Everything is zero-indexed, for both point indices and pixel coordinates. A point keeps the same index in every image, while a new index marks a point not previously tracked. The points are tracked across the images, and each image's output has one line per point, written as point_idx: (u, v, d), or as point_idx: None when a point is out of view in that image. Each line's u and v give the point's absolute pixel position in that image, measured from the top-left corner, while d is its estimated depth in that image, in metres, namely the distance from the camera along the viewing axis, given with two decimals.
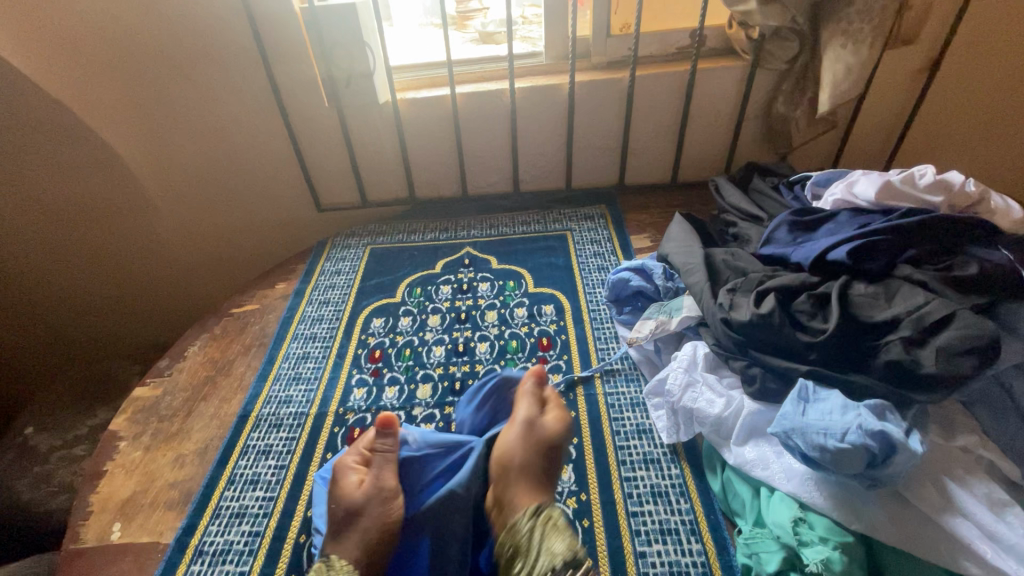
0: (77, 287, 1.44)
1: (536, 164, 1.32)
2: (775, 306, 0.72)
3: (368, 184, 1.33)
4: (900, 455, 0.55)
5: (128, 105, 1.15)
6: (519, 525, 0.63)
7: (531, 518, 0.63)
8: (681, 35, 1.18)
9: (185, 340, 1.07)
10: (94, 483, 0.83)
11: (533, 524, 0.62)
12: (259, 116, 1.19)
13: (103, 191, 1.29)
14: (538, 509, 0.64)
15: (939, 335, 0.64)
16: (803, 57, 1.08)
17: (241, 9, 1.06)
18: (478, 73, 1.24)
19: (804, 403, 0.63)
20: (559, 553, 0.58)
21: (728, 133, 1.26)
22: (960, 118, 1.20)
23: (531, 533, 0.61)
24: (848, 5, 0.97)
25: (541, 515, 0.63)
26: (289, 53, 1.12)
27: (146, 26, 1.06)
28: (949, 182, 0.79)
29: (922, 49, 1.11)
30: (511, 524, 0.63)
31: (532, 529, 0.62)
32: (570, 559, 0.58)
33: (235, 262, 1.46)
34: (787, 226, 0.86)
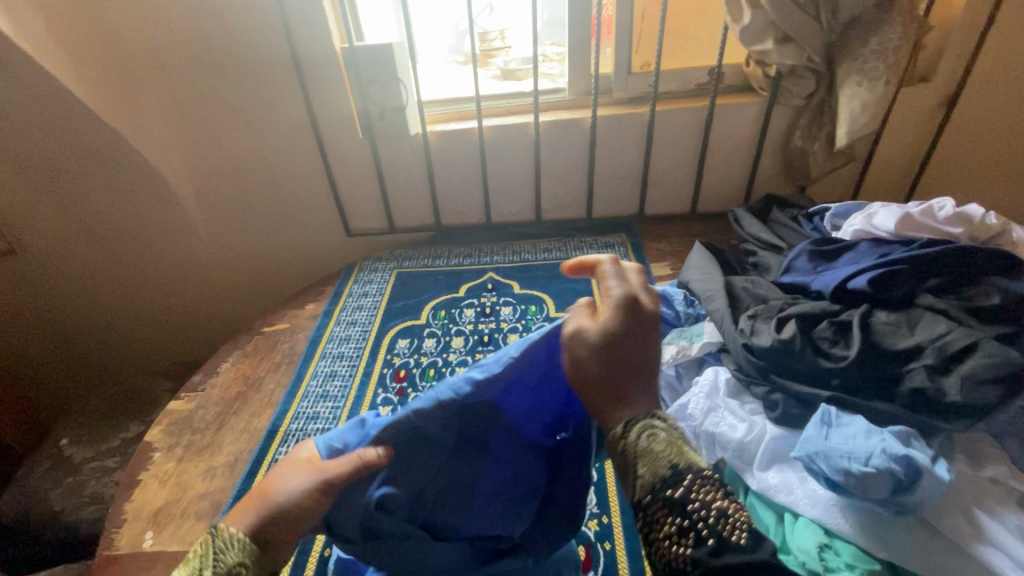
0: (118, 303, 1.52)
1: (558, 193, 1.37)
2: (796, 332, 0.74)
3: (396, 210, 1.39)
4: (925, 479, 0.56)
5: (178, 136, 1.24)
6: (615, 439, 0.48)
7: (635, 434, 0.47)
8: (699, 73, 1.23)
9: (218, 357, 1.11)
10: (128, 491, 0.86)
11: (631, 435, 0.48)
12: (297, 146, 1.26)
13: (147, 217, 1.36)
14: (640, 420, 0.48)
15: (962, 363, 0.65)
16: (821, 93, 1.11)
17: (287, 49, 1.15)
18: (504, 108, 1.31)
19: (827, 428, 0.64)
20: (678, 458, 0.45)
21: (747, 165, 1.29)
22: (981, 154, 1.21)
23: (635, 439, 0.47)
24: (863, 45, 1.01)
25: (637, 423, 0.48)
26: (329, 89, 1.19)
27: (201, 66, 1.16)
28: (969, 214, 0.80)
29: (939, 85, 1.14)
30: (617, 435, 0.48)
31: (633, 438, 0.47)
32: (674, 476, 0.44)
33: (266, 284, 1.52)
34: (806, 255, 0.88)
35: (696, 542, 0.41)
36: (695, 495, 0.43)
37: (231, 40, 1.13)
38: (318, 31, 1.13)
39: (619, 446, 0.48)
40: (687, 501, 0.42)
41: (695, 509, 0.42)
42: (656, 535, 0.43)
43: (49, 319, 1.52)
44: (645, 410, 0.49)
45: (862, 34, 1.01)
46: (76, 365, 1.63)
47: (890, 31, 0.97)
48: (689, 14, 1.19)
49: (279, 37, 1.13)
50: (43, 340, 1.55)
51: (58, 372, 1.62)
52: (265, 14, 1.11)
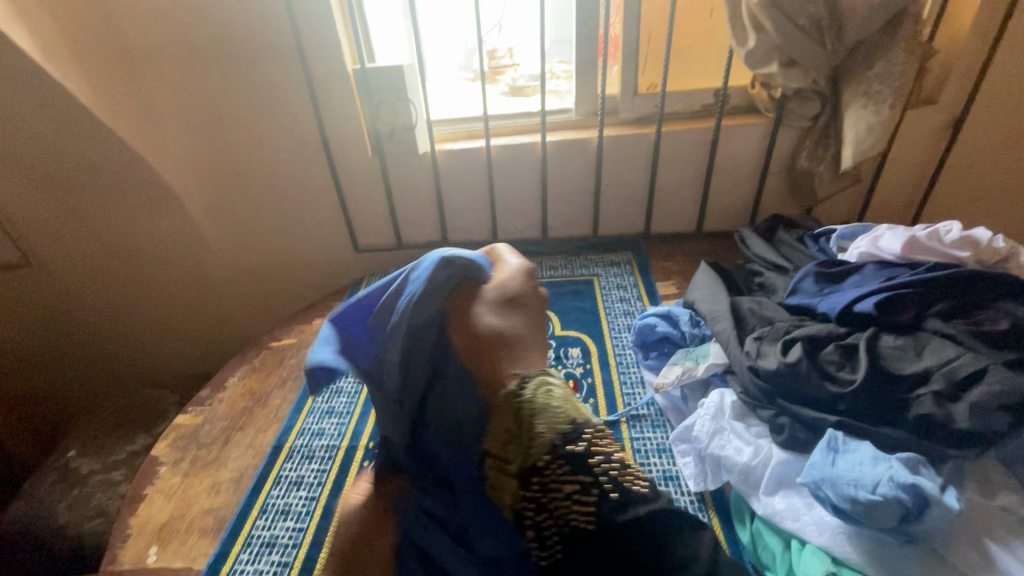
0: (129, 315, 1.55)
1: (564, 211, 1.38)
2: (802, 355, 0.73)
3: (404, 227, 1.40)
4: (933, 509, 0.56)
5: (192, 153, 1.26)
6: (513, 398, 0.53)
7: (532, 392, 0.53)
8: (704, 94, 1.25)
9: (226, 371, 1.12)
10: (134, 506, 0.86)
11: (532, 391, 0.53)
12: (308, 163, 1.29)
13: (159, 232, 1.39)
14: (533, 377, 0.54)
15: (970, 390, 0.64)
16: (826, 115, 1.12)
17: (300, 71, 1.17)
18: (512, 127, 1.33)
19: (834, 454, 0.64)
20: (571, 413, 0.53)
21: (753, 185, 1.30)
22: (988, 176, 1.21)
23: (534, 400, 0.53)
24: (867, 68, 1.01)
25: (533, 381, 0.54)
26: (340, 108, 1.22)
27: (216, 87, 1.19)
28: (976, 238, 0.80)
29: (945, 107, 1.14)
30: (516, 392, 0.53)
31: (535, 399, 0.53)
32: (571, 434, 0.52)
33: (274, 298, 1.53)
34: (812, 277, 0.88)
35: (598, 497, 0.52)
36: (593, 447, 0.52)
37: (246, 61, 1.16)
38: (331, 52, 1.15)
39: (515, 406, 0.53)
40: (588, 458, 0.52)
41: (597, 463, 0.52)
42: (555, 495, 0.51)
43: (59, 330, 1.54)
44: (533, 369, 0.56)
45: (866, 58, 1.02)
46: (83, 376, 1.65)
47: (894, 55, 0.98)
48: (695, 37, 1.21)
49: (292, 59, 1.16)
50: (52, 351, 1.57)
51: (66, 383, 1.64)
52: (279, 36, 1.14)
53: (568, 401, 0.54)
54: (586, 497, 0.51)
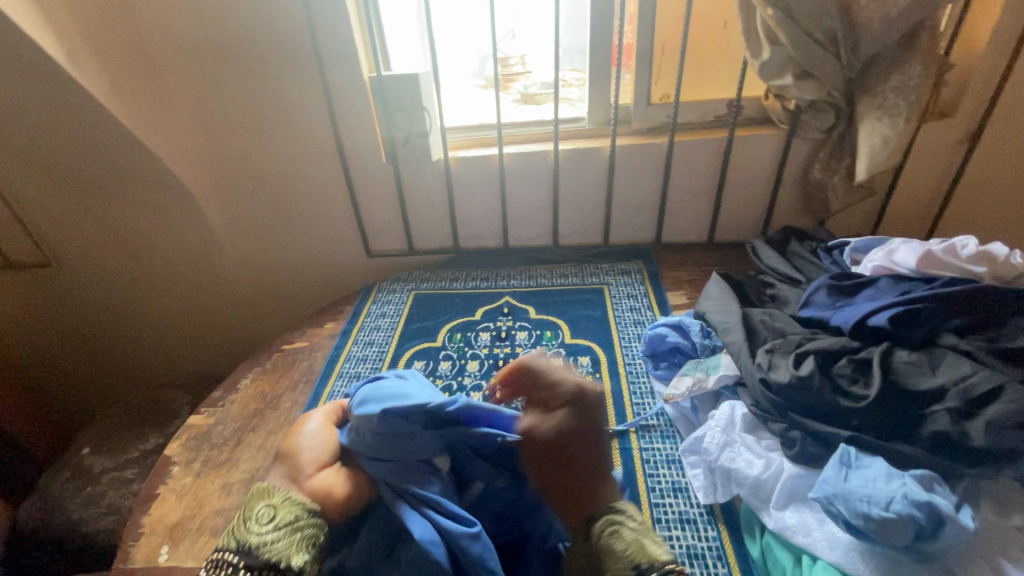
0: (146, 315, 1.57)
1: (575, 220, 1.38)
2: (815, 369, 0.73)
3: (415, 233, 1.41)
4: (948, 528, 0.55)
5: (211, 157, 1.28)
6: (592, 535, 0.59)
7: (600, 526, 0.59)
8: (718, 105, 1.25)
9: (238, 372, 1.14)
10: (146, 505, 0.87)
11: (603, 526, 0.59)
12: (322, 168, 1.30)
13: (176, 234, 1.41)
14: (603, 514, 0.60)
15: (987, 408, 0.63)
16: (840, 127, 1.11)
17: (317, 77, 1.19)
18: (525, 135, 1.33)
19: (846, 469, 0.63)
20: (637, 558, 0.56)
21: (765, 196, 1.30)
22: (1005, 191, 1.20)
23: (604, 538, 0.58)
24: (883, 82, 1.01)
25: (604, 518, 0.60)
26: (355, 112, 1.23)
27: (234, 92, 1.21)
28: (993, 253, 0.79)
29: (961, 122, 1.13)
30: (590, 528, 0.60)
31: (602, 539, 0.58)
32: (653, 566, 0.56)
33: (286, 301, 1.55)
34: (825, 289, 0.87)
35: None
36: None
37: (266, 68, 1.18)
38: (347, 59, 1.17)
39: (595, 546, 0.58)
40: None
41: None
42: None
43: (72, 327, 1.57)
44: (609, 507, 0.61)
45: (882, 71, 1.01)
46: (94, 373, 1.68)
47: (911, 69, 0.98)
48: (709, 47, 1.21)
49: (310, 65, 1.18)
50: (64, 347, 1.59)
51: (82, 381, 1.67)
52: (299, 41, 1.15)
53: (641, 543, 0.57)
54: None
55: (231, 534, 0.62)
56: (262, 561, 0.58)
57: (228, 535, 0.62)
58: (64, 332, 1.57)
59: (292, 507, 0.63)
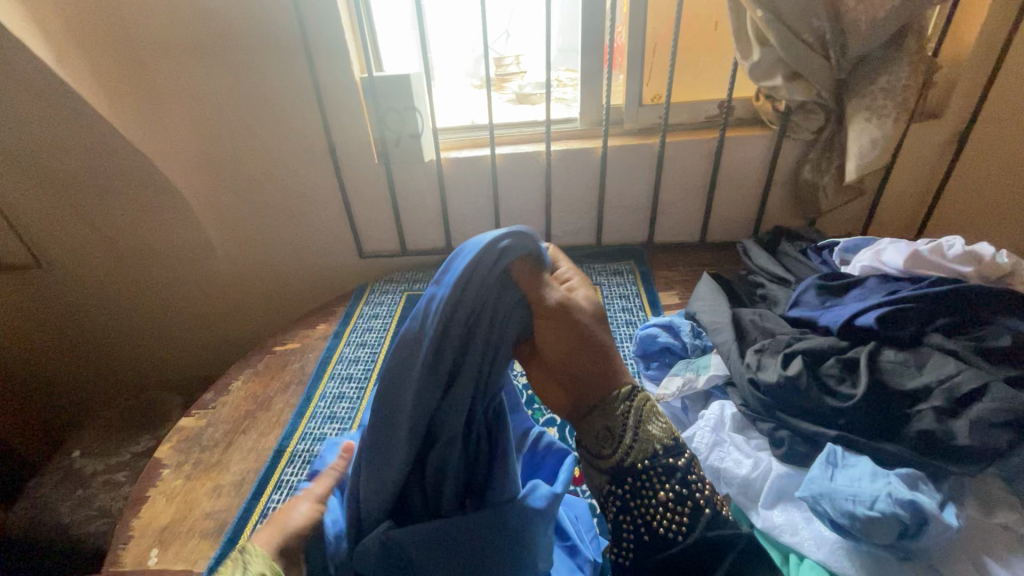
0: (138, 317, 1.57)
1: (567, 220, 1.38)
2: (802, 369, 0.73)
3: (408, 234, 1.41)
4: (933, 525, 0.56)
5: (203, 158, 1.28)
6: (616, 400, 0.57)
7: (627, 399, 0.57)
8: (709, 106, 1.25)
9: (230, 374, 1.13)
10: (136, 507, 0.87)
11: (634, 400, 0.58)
12: (314, 170, 1.30)
13: (166, 235, 1.40)
14: (633, 390, 0.58)
15: (972, 407, 0.64)
16: (830, 128, 1.12)
17: (309, 79, 1.19)
18: (517, 136, 1.34)
19: (832, 468, 0.64)
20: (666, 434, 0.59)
21: (756, 197, 1.31)
22: (992, 191, 1.21)
23: (637, 407, 0.57)
24: (872, 83, 1.02)
25: (639, 393, 0.58)
26: (347, 114, 1.23)
27: (226, 93, 1.20)
28: (978, 253, 0.80)
29: (949, 123, 1.14)
30: (609, 399, 0.57)
31: (638, 410, 0.57)
32: (672, 448, 0.59)
33: (279, 303, 1.54)
34: (814, 290, 0.88)
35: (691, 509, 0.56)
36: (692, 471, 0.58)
37: (258, 68, 1.18)
38: (339, 60, 1.17)
39: (621, 409, 0.57)
40: (685, 474, 0.57)
41: (694, 480, 0.57)
42: (643, 498, 0.57)
43: (62, 329, 1.56)
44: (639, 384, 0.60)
45: (871, 72, 1.02)
46: (84, 374, 1.66)
47: (899, 71, 0.99)
48: (700, 48, 1.22)
49: (302, 67, 1.18)
50: (53, 351, 1.58)
51: (72, 383, 1.66)
52: (291, 42, 1.15)
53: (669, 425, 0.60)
54: (679, 516, 0.56)
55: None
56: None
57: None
58: (53, 334, 1.56)
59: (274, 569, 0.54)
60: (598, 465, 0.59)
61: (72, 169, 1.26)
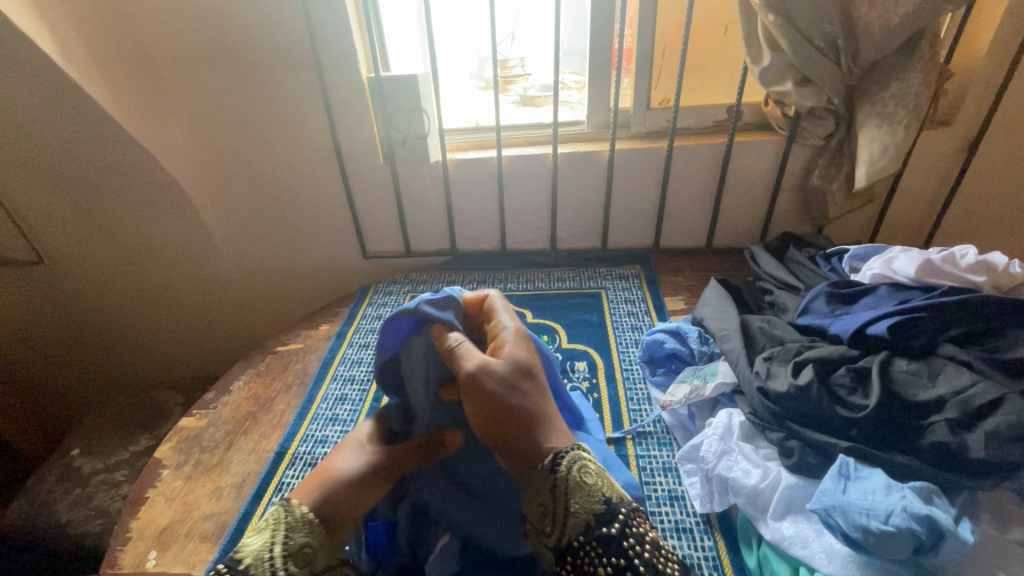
0: (139, 315, 1.56)
1: (573, 223, 1.37)
2: (813, 378, 0.72)
3: (413, 235, 1.40)
4: (949, 542, 0.55)
5: (207, 157, 1.27)
6: (546, 474, 0.57)
7: (560, 467, 0.57)
8: (717, 110, 1.25)
9: (231, 374, 1.12)
10: (135, 508, 0.86)
11: (565, 467, 0.57)
12: (319, 170, 1.29)
13: (169, 233, 1.40)
14: (567, 450, 0.58)
15: (987, 419, 0.63)
16: (839, 134, 1.11)
17: (316, 79, 1.18)
18: (524, 138, 1.33)
19: (845, 481, 0.62)
20: (607, 492, 0.57)
21: (764, 203, 1.30)
22: (1002, 200, 1.20)
23: (569, 476, 0.56)
24: (884, 89, 1.01)
25: (567, 457, 0.57)
26: (356, 116, 1.23)
27: (233, 91, 1.20)
28: (992, 263, 0.79)
29: (959, 131, 1.13)
30: (541, 468, 0.57)
31: (571, 474, 0.56)
32: (608, 513, 0.55)
33: (282, 302, 1.54)
34: (824, 297, 0.87)
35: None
36: (630, 531, 0.54)
37: (265, 67, 1.17)
38: (346, 61, 1.16)
39: (551, 483, 0.56)
40: (620, 542, 0.54)
41: (628, 545, 0.53)
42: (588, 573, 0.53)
43: (61, 324, 1.55)
44: (568, 445, 0.59)
45: (883, 78, 1.01)
46: (84, 372, 1.66)
47: (911, 77, 0.98)
48: (709, 52, 1.21)
49: (309, 68, 1.17)
50: (54, 347, 1.57)
51: (73, 380, 1.66)
52: (299, 41, 1.15)
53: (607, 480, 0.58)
54: None
55: (254, 557, 0.53)
56: None
57: (255, 561, 0.53)
58: (54, 330, 1.55)
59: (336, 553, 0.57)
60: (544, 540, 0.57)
61: (75, 165, 1.25)
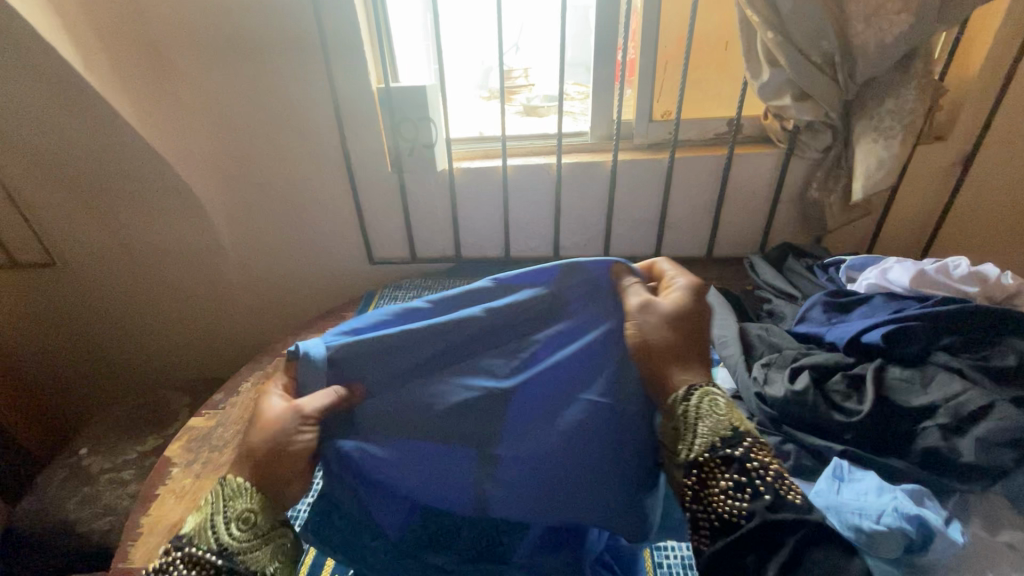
0: (148, 318, 1.59)
1: (576, 232, 1.40)
2: (809, 384, 0.74)
3: (418, 241, 1.43)
4: (938, 542, 0.57)
5: (220, 163, 1.31)
6: (676, 402, 0.60)
7: (687, 397, 0.60)
8: (717, 123, 1.28)
9: (240, 375, 1.15)
10: (145, 505, 0.88)
11: (694, 398, 0.60)
12: (327, 176, 1.32)
13: (180, 237, 1.42)
14: (695, 386, 0.61)
15: (977, 424, 0.65)
16: (836, 148, 1.14)
17: (327, 89, 1.22)
18: (528, 148, 1.36)
19: (839, 482, 0.65)
20: (734, 420, 0.59)
21: (763, 214, 1.32)
22: (996, 214, 1.23)
23: (697, 405, 0.59)
24: (879, 105, 1.04)
25: (698, 390, 0.60)
26: (365, 125, 1.26)
27: (247, 100, 1.23)
28: (983, 274, 0.81)
29: (954, 146, 1.16)
30: (673, 399, 0.61)
31: (700, 405, 0.59)
32: (731, 439, 0.58)
33: (288, 306, 1.56)
34: (821, 306, 0.89)
35: (753, 495, 0.54)
36: (753, 455, 0.57)
37: (278, 76, 1.20)
38: (356, 71, 1.20)
39: (678, 409, 0.60)
40: (744, 461, 0.56)
41: (753, 466, 0.56)
42: (710, 490, 0.55)
43: (72, 326, 1.57)
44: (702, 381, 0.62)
45: (878, 94, 1.04)
46: (92, 373, 1.68)
47: (905, 93, 1.01)
48: (709, 66, 1.24)
49: (320, 79, 1.21)
50: (64, 348, 1.60)
51: (81, 381, 1.68)
52: (312, 52, 1.18)
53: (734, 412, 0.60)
54: (739, 499, 0.54)
55: (197, 527, 0.57)
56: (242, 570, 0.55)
57: (196, 529, 0.57)
58: (65, 331, 1.58)
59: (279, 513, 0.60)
60: (673, 460, 0.59)
61: (90, 169, 1.28)
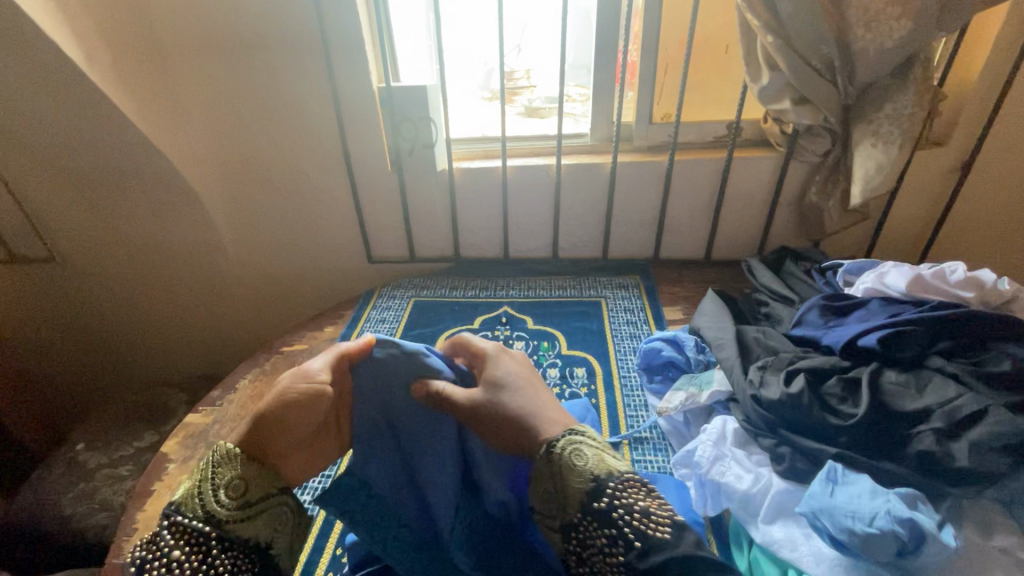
0: (146, 314, 1.59)
1: (575, 233, 1.40)
2: (805, 387, 0.75)
3: (418, 241, 1.43)
4: (930, 546, 0.57)
5: (219, 160, 1.31)
6: (544, 456, 0.60)
7: (550, 451, 0.60)
8: (717, 126, 1.28)
9: (237, 373, 1.15)
10: (141, 501, 0.88)
11: (558, 449, 0.60)
12: (327, 175, 1.33)
13: (179, 234, 1.43)
14: (560, 437, 0.61)
15: (972, 429, 0.65)
16: (835, 152, 1.14)
17: (327, 88, 1.22)
18: (528, 149, 1.36)
19: (832, 485, 0.65)
20: (597, 471, 0.58)
21: (762, 217, 1.33)
22: (994, 220, 1.23)
23: (561, 459, 0.59)
24: (878, 110, 1.04)
25: (561, 442, 0.60)
26: (365, 124, 1.26)
27: (247, 98, 1.23)
28: (981, 279, 0.81)
29: (952, 151, 1.16)
30: (541, 454, 0.61)
31: (563, 456, 0.59)
32: (599, 489, 0.57)
33: (287, 304, 1.56)
34: (818, 309, 0.89)
35: (626, 547, 0.54)
36: (620, 503, 0.56)
37: (278, 74, 1.21)
38: (357, 70, 1.20)
39: (547, 466, 0.60)
40: (610, 513, 0.56)
41: (619, 515, 0.55)
42: (590, 546, 0.56)
43: (70, 322, 1.58)
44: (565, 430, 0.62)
45: (877, 99, 1.04)
46: (90, 369, 1.68)
47: (904, 98, 1.01)
48: (710, 69, 1.24)
49: (321, 78, 1.21)
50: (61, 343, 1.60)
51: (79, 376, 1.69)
52: (312, 51, 1.18)
53: (601, 459, 0.59)
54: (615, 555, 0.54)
55: (186, 495, 0.59)
56: (233, 536, 0.57)
57: (185, 498, 0.59)
58: (63, 327, 1.58)
59: (271, 482, 0.61)
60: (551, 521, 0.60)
61: (89, 165, 1.28)
